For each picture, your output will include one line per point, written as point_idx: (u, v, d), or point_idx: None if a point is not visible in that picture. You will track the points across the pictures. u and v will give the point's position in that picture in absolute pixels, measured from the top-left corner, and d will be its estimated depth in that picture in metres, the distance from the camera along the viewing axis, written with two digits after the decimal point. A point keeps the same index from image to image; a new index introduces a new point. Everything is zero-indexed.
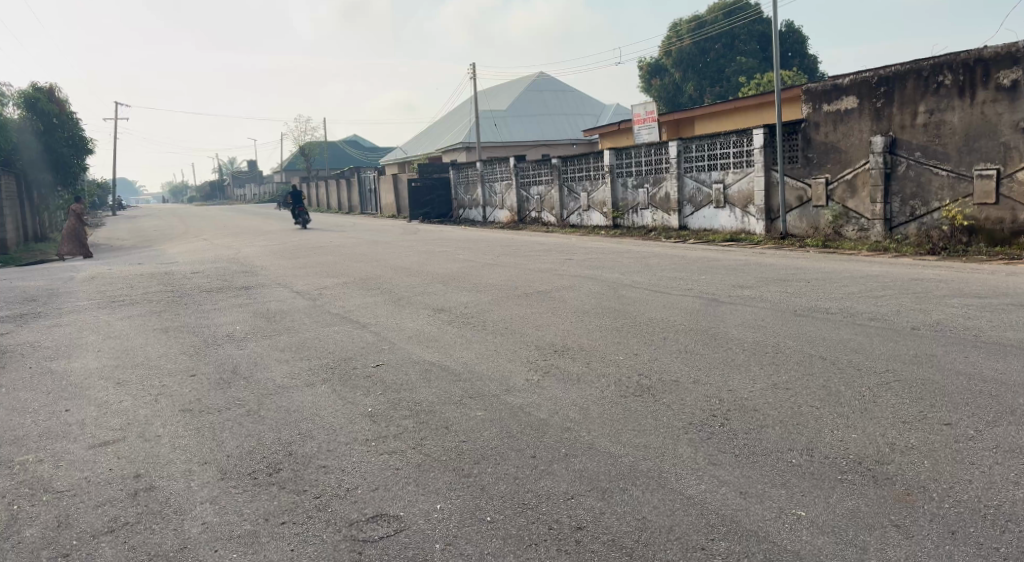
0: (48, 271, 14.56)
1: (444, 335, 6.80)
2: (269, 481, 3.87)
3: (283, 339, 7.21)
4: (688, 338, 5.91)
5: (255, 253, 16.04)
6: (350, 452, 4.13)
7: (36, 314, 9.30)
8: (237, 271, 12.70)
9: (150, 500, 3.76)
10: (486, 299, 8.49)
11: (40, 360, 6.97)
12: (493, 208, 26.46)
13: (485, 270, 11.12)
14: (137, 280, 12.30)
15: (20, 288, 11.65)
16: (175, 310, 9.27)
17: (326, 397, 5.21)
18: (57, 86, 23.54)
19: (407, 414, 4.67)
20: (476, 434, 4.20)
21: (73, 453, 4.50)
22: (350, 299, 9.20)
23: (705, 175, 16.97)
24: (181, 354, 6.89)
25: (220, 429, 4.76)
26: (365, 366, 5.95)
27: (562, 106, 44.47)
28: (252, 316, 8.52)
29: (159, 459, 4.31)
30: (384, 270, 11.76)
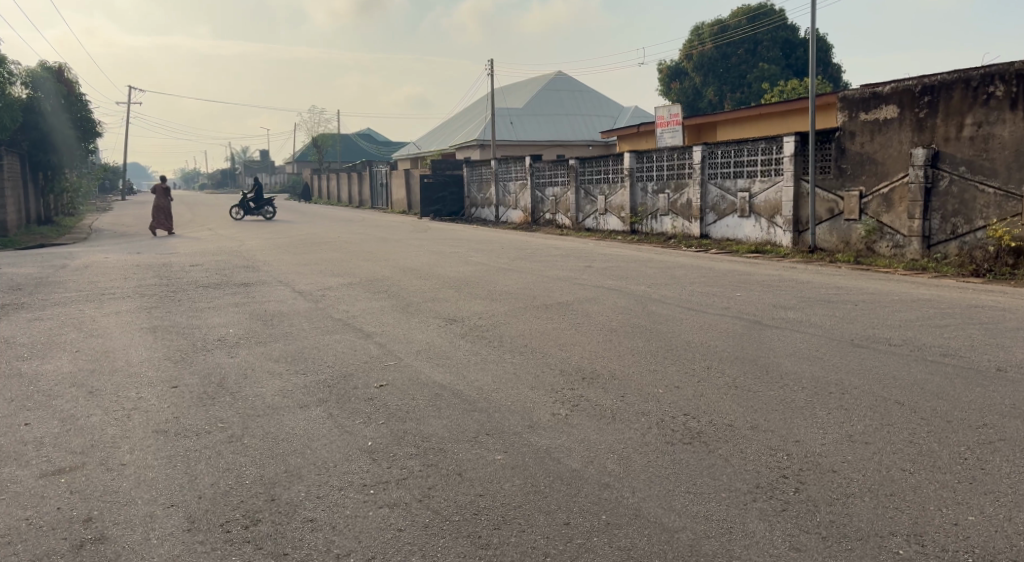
0: (43, 257, 13.91)
1: (455, 351, 6.09)
2: (244, 536, 3.16)
3: (278, 347, 6.52)
4: (734, 369, 5.20)
5: (259, 246, 15.39)
6: (345, 502, 3.43)
7: (17, 305, 8.61)
8: (238, 265, 12.03)
9: (95, 556, 3.04)
10: (502, 310, 7.79)
11: (9, 360, 6.25)
12: (506, 208, 25.76)
13: (499, 276, 10.42)
14: (133, 270, 11.63)
15: (9, 275, 10.99)
16: (167, 307, 8.58)
17: (319, 425, 4.50)
18: (66, 67, 22.99)
19: (414, 453, 3.97)
20: (496, 486, 3.49)
21: (20, 483, 3.76)
22: (355, 303, 8.50)
23: (731, 183, 16.21)
24: (166, 360, 6.19)
25: (196, 459, 4.03)
26: (366, 386, 5.25)
27: (579, 107, 43.72)
28: (248, 318, 7.82)
29: (119, 497, 3.58)
30: (393, 271, 11.07)
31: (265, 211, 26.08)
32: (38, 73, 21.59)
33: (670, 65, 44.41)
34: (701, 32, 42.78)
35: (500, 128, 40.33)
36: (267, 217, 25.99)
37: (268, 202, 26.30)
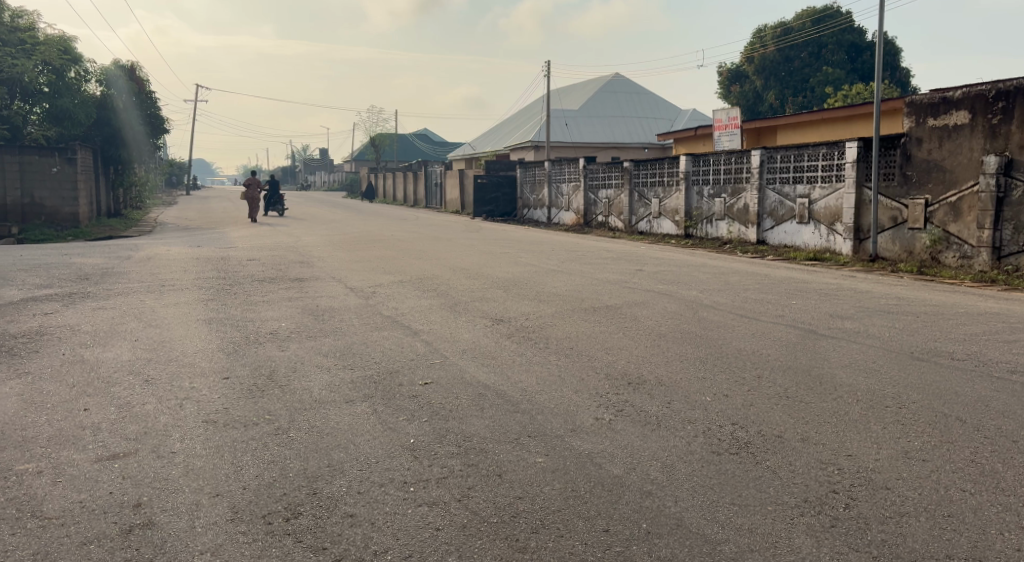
0: (110, 248, 14.45)
1: (502, 352, 6.06)
2: (285, 529, 3.19)
3: (329, 341, 6.63)
4: (786, 380, 5.05)
5: (314, 242, 15.71)
6: (385, 498, 3.44)
7: (85, 294, 8.95)
8: (294, 261, 12.30)
9: (142, 542, 3.10)
10: (549, 311, 7.74)
11: (73, 347, 6.49)
12: (558, 210, 25.66)
13: (549, 277, 10.36)
14: (194, 263, 11.98)
15: (77, 265, 11.46)
16: (224, 299, 8.81)
17: (363, 420, 4.53)
18: (138, 65, 23.95)
19: (454, 452, 3.97)
20: (536, 489, 3.46)
21: (76, 467, 3.89)
22: (404, 300, 8.59)
23: (790, 188, 15.82)
24: (220, 351, 6.35)
25: (242, 451, 4.10)
26: (411, 383, 5.29)
27: (635, 109, 43.33)
28: (300, 313, 7.96)
29: (168, 485, 3.66)
30: (443, 269, 11.14)
31: (278, 208, 26.74)
32: (111, 71, 22.57)
33: (730, 67, 43.58)
34: (763, 34, 41.73)
35: (555, 129, 40.27)
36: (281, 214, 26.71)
37: (283, 200, 26.97)
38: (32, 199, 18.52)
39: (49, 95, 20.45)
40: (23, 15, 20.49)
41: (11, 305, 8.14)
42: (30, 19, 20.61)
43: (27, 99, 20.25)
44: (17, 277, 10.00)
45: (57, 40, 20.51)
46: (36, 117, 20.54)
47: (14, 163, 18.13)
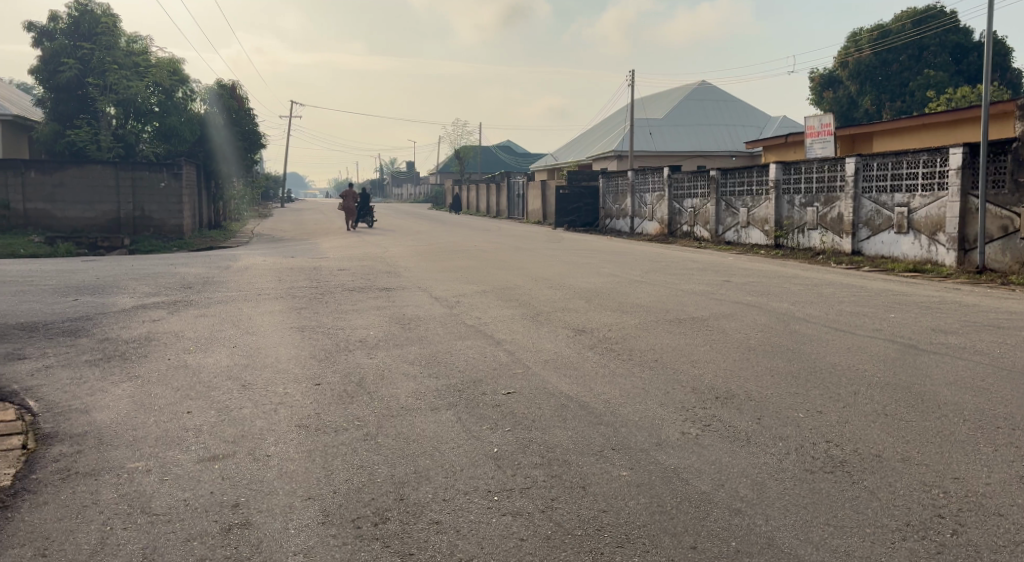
0: (210, 258, 15.24)
1: (584, 363, 6.03)
2: (373, 533, 3.27)
3: (414, 350, 6.77)
4: (885, 397, 4.80)
5: (400, 252, 16.09)
6: (470, 507, 3.47)
7: (188, 302, 9.47)
8: (381, 270, 12.65)
9: (240, 541, 3.23)
10: (633, 323, 7.65)
11: (178, 352, 6.86)
12: (642, 220, 25.35)
13: (633, 288, 10.25)
14: (288, 273, 12.49)
15: (182, 274, 12.14)
16: (314, 307, 9.14)
17: (448, 428, 4.61)
18: (238, 84, 25.21)
19: (537, 463, 3.97)
20: (620, 503, 3.42)
21: (180, 467, 4.11)
22: (487, 310, 8.67)
23: (887, 197, 15.10)
24: (312, 358, 6.59)
25: (334, 455, 4.24)
26: (494, 392, 5.33)
27: (722, 117, 42.42)
28: (387, 321, 8.16)
29: (264, 487, 3.82)
30: (525, 280, 11.19)
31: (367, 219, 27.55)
32: (211, 91, 23.89)
33: (822, 73, 42.15)
34: (858, 38, 40.16)
35: (639, 138, 39.90)
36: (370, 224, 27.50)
37: (371, 211, 27.79)
38: (143, 213, 19.75)
39: (159, 114, 21.90)
40: (138, 39, 22.27)
41: (124, 312, 8.70)
42: (144, 44, 22.37)
43: (140, 119, 21.77)
44: (128, 285, 10.68)
45: (166, 63, 21.97)
46: (148, 135, 22.02)
47: (127, 179, 19.44)
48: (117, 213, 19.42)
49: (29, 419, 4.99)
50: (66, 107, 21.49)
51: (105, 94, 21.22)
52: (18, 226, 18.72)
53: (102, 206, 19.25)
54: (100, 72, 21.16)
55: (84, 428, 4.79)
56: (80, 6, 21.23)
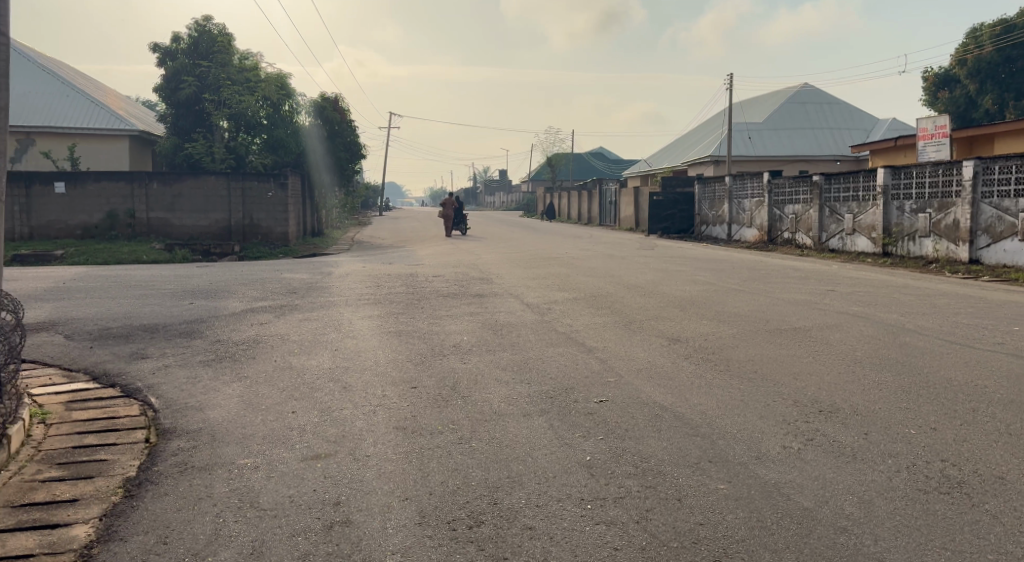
0: (313, 264, 15.92)
1: (678, 373, 5.92)
2: (468, 536, 3.32)
3: (506, 355, 6.84)
4: (1009, 415, 4.47)
5: (493, 259, 16.30)
6: (563, 514, 3.47)
7: (293, 307, 9.92)
8: (474, 277, 12.85)
9: (342, 538, 3.34)
10: (730, 333, 7.44)
11: (283, 354, 7.19)
12: (739, 226, 24.64)
13: (730, 297, 9.98)
14: (386, 279, 12.89)
15: (287, 280, 12.74)
16: (410, 313, 9.39)
17: (541, 434, 4.63)
18: (340, 97, 26.13)
19: (631, 473, 3.92)
20: (718, 516, 3.33)
21: (286, 464, 4.30)
22: (579, 317, 8.64)
23: (1011, 203, 14.07)
24: (408, 362, 6.76)
25: (430, 457, 4.33)
26: (586, 400, 5.30)
27: (826, 120, 40.73)
28: (481, 327, 8.27)
29: (363, 486, 3.95)
30: (617, 287, 11.10)
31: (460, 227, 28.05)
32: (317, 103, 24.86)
33: (937, 71, 39.90)
34: (979, 34, 37.69)
35: (736, 143, 38.87)
36: (463, 232, 27.96)
37: (465, 219, 28.26)
38: (252, 221, 20.81)
39: (268, 126, 22.88)
40: (250, 56, 23.51)
41: (235, 315, 9.21)
42: (255, 60, 23.52)
43: (251, 131, 22.92)
44: (239, 290, 11.31)
45: (275, 78, 22.93)
46: (257, 147, 23.02)
47: (239, 189, 20.58)
48: (229, 221, 20.58)
49: (151, 415, 5.35)
50: (186, 121, 23.28)
51: (219, 108, 22.72)
52: (141, 234, 20.10)
53: (215, 215, 20.47)
54: (216, 89, 22.74)
55: (200, 425, 5.09)
56: (199, 28, 22.88)
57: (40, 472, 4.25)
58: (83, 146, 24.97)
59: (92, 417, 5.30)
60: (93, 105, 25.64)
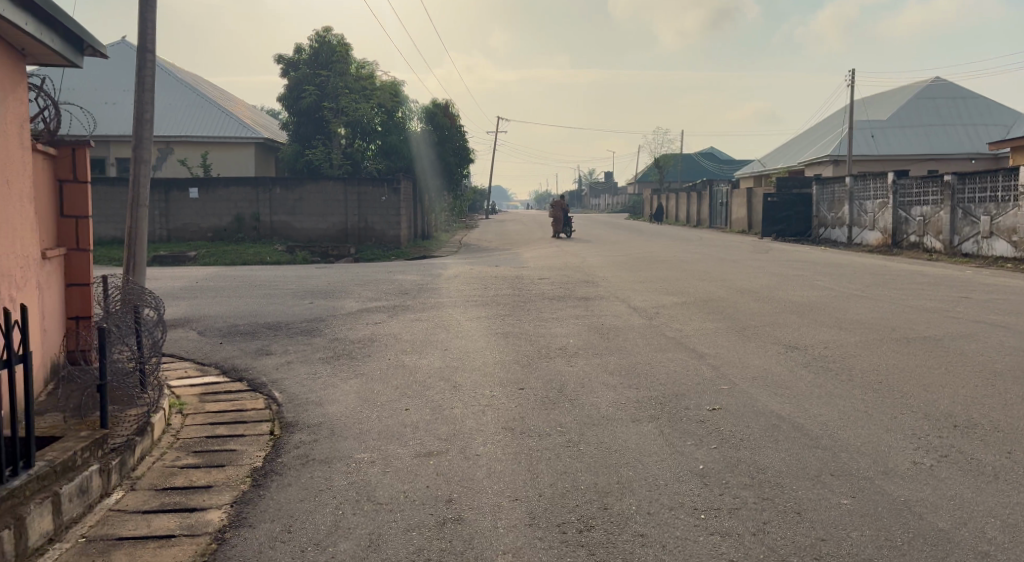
0: (423, 266, 16.35)
1: (796, 382, 5.68)
2: (578, 540, 3.31)
3: (614, 359, 6.78)
4: None
5: (600, 262, 16.20)
6: (676, 523, 3.40)
7: (405, 307, 10.24)
8: (580, 280, 12.82)
9: (454, 536, 3.41)
10: (852, 341, 7.06)
11: (396, 353, 7.44)
12: (861, 229, 23.35)
13: (852, 303, 9.47)
14: (493, 280, 13.07)
15: (398, 280, 13.17)
16: (517, 315, 9.47)
17: (650, 440, 4.56)
18: (450, 102, 26.77)
19: (747, 483, 3.79)
20: (841, 533, 3.17)
21: (401, 460, 4.44)
22: (689, 322, 8.44)
23: None
24: (515, 363, 6.82)
25: (539, 459, 4.36)
26: (698, 407, 5.17)
27: (960, 115, 37.94)
28: (587, 330, 8.23)
29: (473, 484, 4.02)
30: (729, 292, 10.77)
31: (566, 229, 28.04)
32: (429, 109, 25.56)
33: None
34: None
35: (858, 141, 36.87)
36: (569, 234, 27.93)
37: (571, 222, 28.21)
38: (366, 224, 21.60)
39: (382, 133, 23.86)
40: (366, 65, 24.49)
41: (351, 314, 9.61)
42: (372, 68, 24.59)
43: (366, 138, 24.00)
44: (355, 290, 11.79)
45: (390, 86, 23.86)
46: (372, 153, 24.04)
47: (354, 193, 21.43)
48: (345, 225, 21.47)
49: (275, 409, 5.67)
50: (306, 129, 24.38)
51: (337, 117, 23.73)
52: (264, 236, 21.33)
53: (332, 219, 21.41)
54: (335, 98, 23.88)
55: (320, 419, 5.35)
56: (320, 40, 23.83)
57: (178, 458, 4.59)
58: (216, 154, 26.62)
59: (223, 409, 5.67)
60: (224, 115, 27.42)
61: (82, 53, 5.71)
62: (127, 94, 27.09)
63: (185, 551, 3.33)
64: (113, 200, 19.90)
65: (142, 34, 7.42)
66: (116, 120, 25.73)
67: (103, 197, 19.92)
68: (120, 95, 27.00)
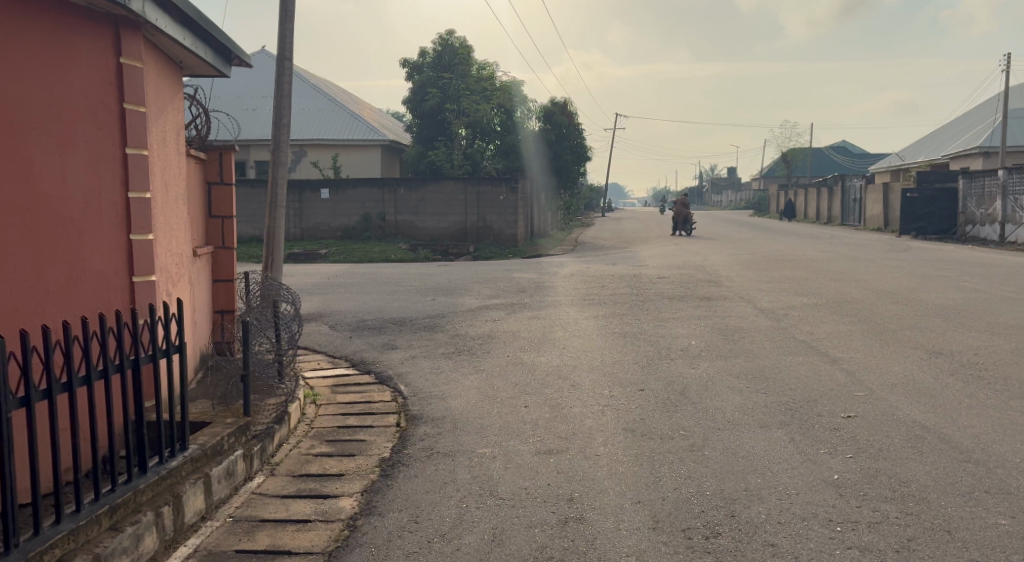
0: (539, 264, 16.43)
1: (943, 391, 5.26)
2: (704, 547, 3.21)
3: (740, 362, 6.54)
4: None
5: (722, 261, 15.70)
6: (810, 534, 3.23)
7: (522, 305, 10.32)
8: (702, 279, 12.47)
9: (577, 535, 3.40)
10: (1008, 348, 6.47)
11: (515, 350, 7.51)
12: (1015, 226, 21.38)
13: (1008, 307, 8.66)
14: (610, 279, 12.96)
15: (516, 279, 13.30)
16: (637, 314, 9.32)
17: (779, 447, 4.36)
18: (570, 101, 26.62)
19: (888, 497, 3.55)
20: (1000, 556, 2.90)
21: (521, 456, 4.49)
22: (820, 325, 8.01)
23: None
24: (635, 364, 6.73)
25: (662, 462, 4.26)
26: (831, 414, 4.90)
27: None
28: (709, 332, 7.99)
29: (594, 485, 3.98)
30: (864, 293, 10.13)
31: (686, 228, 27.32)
32: (548, 109, 25.43)
33: None
34: None
35: (1012, 131, 33.77)
36: (688, 233, 27.23)
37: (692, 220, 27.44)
38: (485, 223, 21.97)
39: (501, 132, 24.23)
40: (487, 67, 25.15)
41: (471, 311, 9.80)
42: (492, 70, 25.20)
43: (486, 137, 24.35)
44: (474, 288, 12.00)
45: (509, 85, 24.33)
46: (490, 153, 24.39)
47: (474, 193, 21.84)
48: (465, 224, 21.95)
49: (401, 401, 5.88)
50: (428, 131, 25.04)
51: (459, 117, 24.31)
52: (389, 234, 22.17)
53: (452, 218, 21.93)
54: (456, 99, 24.40)
55: (443, 413, 5.48)
56: (443, 42, 24.65)
57: (313, 446, 4.84)
58: (345, 156, 27.91)
59: (352, 401, 5.93)
60: (352, 118, 28.69)
61: (230, 62, 6.12)
62: (267, 100, 28.88)
63: (320, 536, 3.51)
64: (253, 201, 21.30)
65: (282, 44, 7.88)
66: (255, 126, 27.50)
67: (244, 198, 21.36)
68: (260, 101, 28.84)
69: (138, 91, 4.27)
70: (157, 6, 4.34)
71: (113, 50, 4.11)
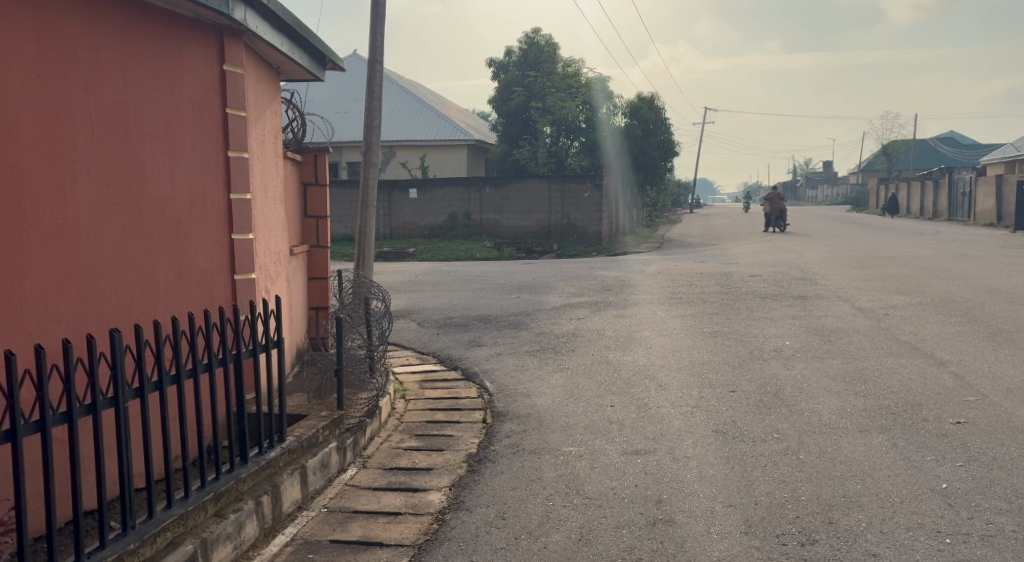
0: (625, 262, 16.25)
1: None
2: (800, 553, 3.09)
3: (837, 363, 6.27)
4: None
5: (816, 258, 15.08)
6: (916, 545, 3.06)
7: (608, 303, 10.23)
8: (795, 278, 12.00)
9: (665, 537, 3.34)
10: None
11: (601, 349, 7.45)
12: None
13: None
14: (698, 277, 12.65)
15: (601, 277, 13.19)
16: (727, 313, 9.08)
17: (881, 453, 4.15)
18: (656, 96, 26.22)
19: (1004, 509, 3.31)
20: None
21: (607, 456, 4.45)
22: (926, 325, 7.57)
23: None
24: (725, 364, 6.55)
25: (754, 466, 4.13)
26: (939, 420, 4.62)
27: None
28: (804, 332, 7.69)
29: (683, 487, 3.90)
30: (974, 292, 9.51)
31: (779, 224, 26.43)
32: (634, 104, 25.13)
33: None
34: None
35: None
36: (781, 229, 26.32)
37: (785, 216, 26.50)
38: (569, 220, 21.89)
39: (586, 129, 24.25)
40: (573, 63, 25.09)
41: (556, 309, 9.79)
42: (577, 66, 25.23)
43: (571, 135, 24.42)
44: (559, 286, 11.99)
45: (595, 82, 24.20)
46: (575, 150, 24.41)
47: (558, 191, 21.81)
48: (549, 221, 21.96)
49: (487, 398, 5.93)
50: (514, 129, 25.19)
51: (545, 115, 24.38)
52: (475, 233, 22.47)
53: (537, 216, 21.98)
54: (542, 97, 24.44)
55: (529, 411, 5.50)
56: (529, 40, 24.67)
57: (403, 440, 4.95)
58: (432, 156, 28.42)
59: (440, 396, 6.03)
60: (438, 119, 29.18)
61: (324, 67, 6.33)
62: (358, 103, 29.75)
63: (411, 528, 3.58)
64: (345, 201, 21.98)
65: (373, 48, 8.08)
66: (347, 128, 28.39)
67: (335, 199, 22.09)
68: (352, 104, 29.73)
69: (239, 96, 4.49)
70: (257, 15, 4.56)
71: (217, 58, 4.33)
